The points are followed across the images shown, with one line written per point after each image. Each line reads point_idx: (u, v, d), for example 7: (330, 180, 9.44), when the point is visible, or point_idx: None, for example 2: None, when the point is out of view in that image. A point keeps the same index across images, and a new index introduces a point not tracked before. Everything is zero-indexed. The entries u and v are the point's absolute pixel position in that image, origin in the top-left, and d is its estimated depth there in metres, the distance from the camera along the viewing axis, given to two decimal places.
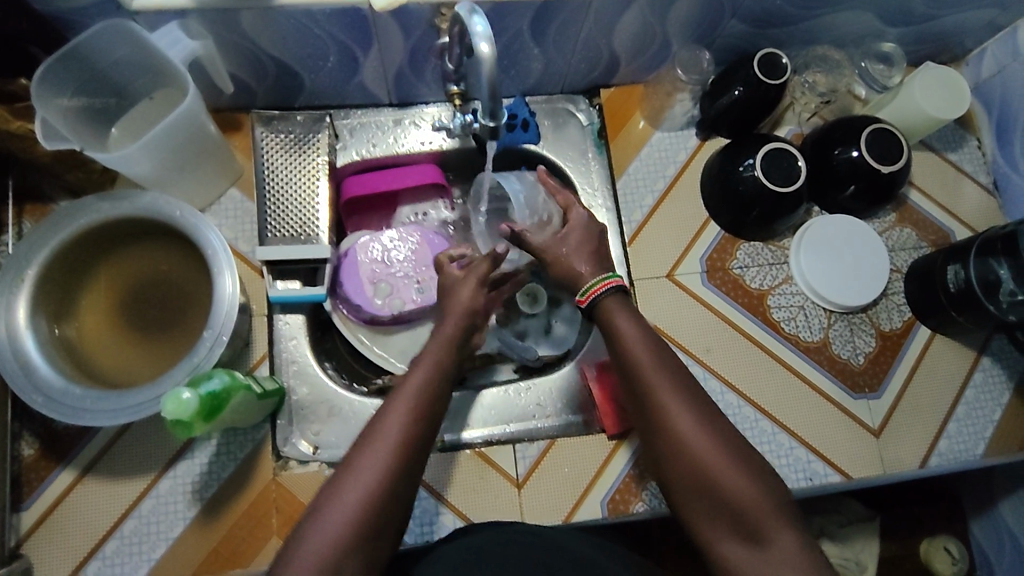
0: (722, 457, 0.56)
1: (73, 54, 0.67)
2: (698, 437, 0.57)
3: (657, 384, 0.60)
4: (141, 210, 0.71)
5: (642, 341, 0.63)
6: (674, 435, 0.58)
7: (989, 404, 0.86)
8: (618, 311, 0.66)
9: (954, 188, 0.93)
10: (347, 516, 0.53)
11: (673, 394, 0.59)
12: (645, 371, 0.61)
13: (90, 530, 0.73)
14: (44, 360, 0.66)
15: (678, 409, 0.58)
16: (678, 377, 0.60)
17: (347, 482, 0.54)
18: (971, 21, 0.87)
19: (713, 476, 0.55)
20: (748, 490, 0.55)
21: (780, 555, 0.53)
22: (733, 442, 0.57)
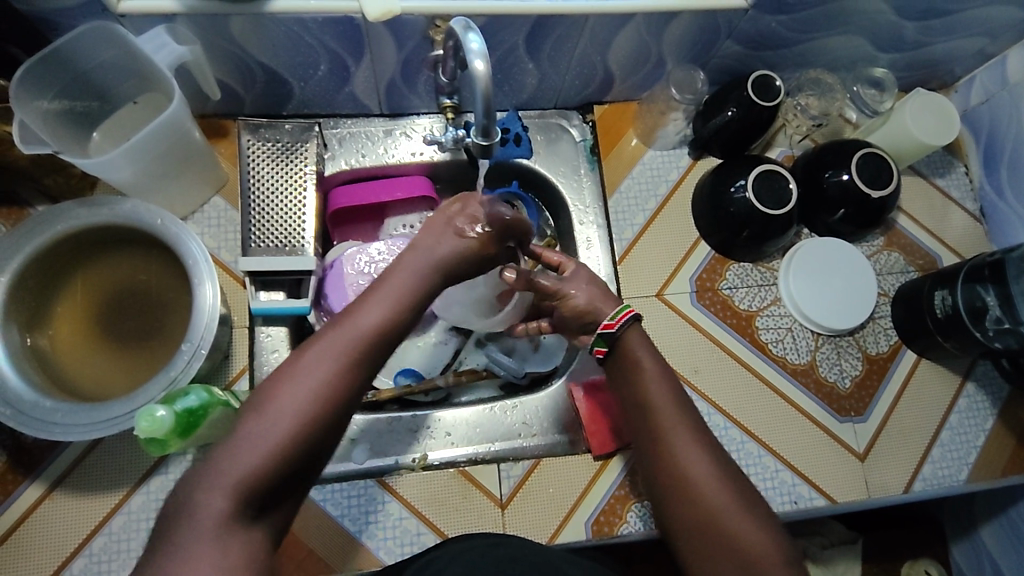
0: (731, 501, 0.56)
1: (55, 55, 0.65)
2: (709, 480, 0.57)
3: (667, 423, 0.60)
4: (121, 218, 0.69)
5: (659, 377, 0.63)
6: (683, 474, 0.58)
7: (973, 430, 0.86)
8: (639, 346, 0.66)
9: (942, 213, 0.94)
10: (269, 447, 0.48)
11: (690, 440, 0.59)
12: (658, 410, 0.61)
13: (57, 547, 0.71)
14: (15, 371, 0.64)
15: (689, 451, 0.58)
16: (695, 425, 0.60)
17: (276, 406, 0.49)
18: (960, 49, 0.88)
19: (724, 519, 0.55)
20: (755, 537, 0.55)
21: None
22: (741, 488, 0.57)
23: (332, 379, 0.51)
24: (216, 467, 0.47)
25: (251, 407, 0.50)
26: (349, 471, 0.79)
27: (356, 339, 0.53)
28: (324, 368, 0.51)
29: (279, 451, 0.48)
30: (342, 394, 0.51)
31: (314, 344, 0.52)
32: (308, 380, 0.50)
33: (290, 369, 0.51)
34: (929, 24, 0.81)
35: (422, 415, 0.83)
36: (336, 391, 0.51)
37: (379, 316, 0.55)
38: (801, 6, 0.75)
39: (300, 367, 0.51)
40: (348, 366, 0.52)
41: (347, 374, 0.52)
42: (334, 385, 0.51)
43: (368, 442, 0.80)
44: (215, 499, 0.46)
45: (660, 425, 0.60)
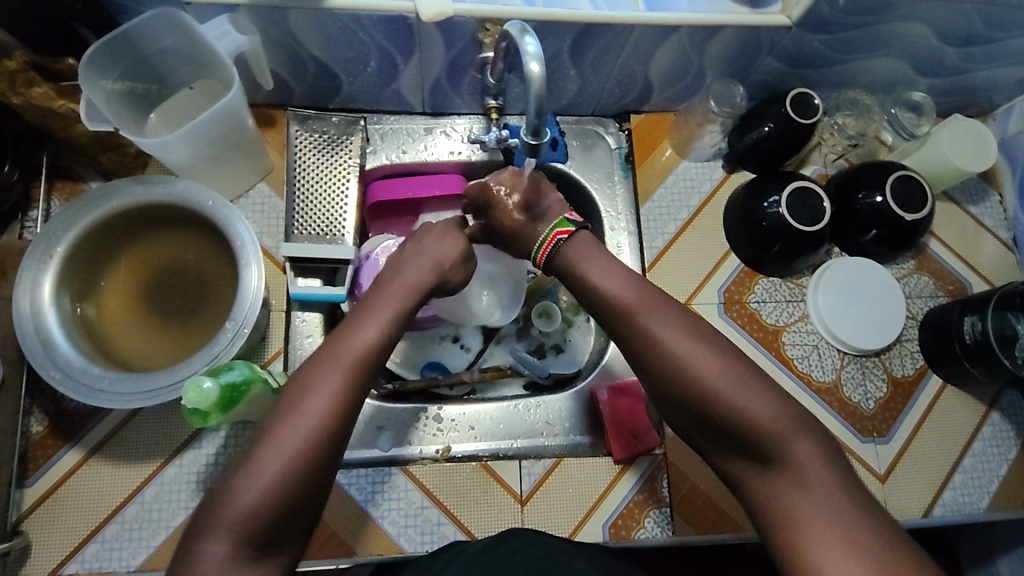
0: (726, 376, 0.56)
1: (123, 38, 0.68)
2: (701, 360, 0.57)
3: (646, 316, 0.61)
4: (173, 197, 0.71)
5: (624, 279, 0.64)
6: (674, 362, 0.58)
7: (996, 458, 0.86)
8: (585, 255, 0.68)
9: (974, 240, 0.94)
10: (274, 485, 0.50)
11: (665, 325, 0.60)
12: (631, 306, 0.62)
13: (91, 513, 0.73)
14: (65, 339, 0.66)
15: (672, 335, 0.59)
16: (668, 311, 0.61)
17: (273, 448, 0.51)
18: (1001, 77, 0.88)
19: (716, 396, 0.56)
20: (756, 407, 0.55)
21: (800, 463, 0.53)
22: (733, 361, 0.57)
23: (327, 414, 0.53)
24: (220, 509, 0.50)
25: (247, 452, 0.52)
26: (374, 458, 0.80)
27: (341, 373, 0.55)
28: (317, 403, 0.53)
29: (283, 487, 0.51)
30: (336, 427, 0.54)
31: (306, 382, 0.55)
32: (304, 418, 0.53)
33: (281, 411, 0.53)
34: (971, 51, 0.82)
35: (447, 408, 0.84)
36: (330, 426, 0.53)
37: (361, 349, 0.57)
38: (844, 26, 0.76)
39: (292, 407, 0.53)
40: (338, 399, 0.54)
41: (342, 402, 0.54)
42: (329, 419, 0.53)
43: (393, 430, 0.82)
44: (222, 539, 0.49)
45: (640, 321, 0.61)
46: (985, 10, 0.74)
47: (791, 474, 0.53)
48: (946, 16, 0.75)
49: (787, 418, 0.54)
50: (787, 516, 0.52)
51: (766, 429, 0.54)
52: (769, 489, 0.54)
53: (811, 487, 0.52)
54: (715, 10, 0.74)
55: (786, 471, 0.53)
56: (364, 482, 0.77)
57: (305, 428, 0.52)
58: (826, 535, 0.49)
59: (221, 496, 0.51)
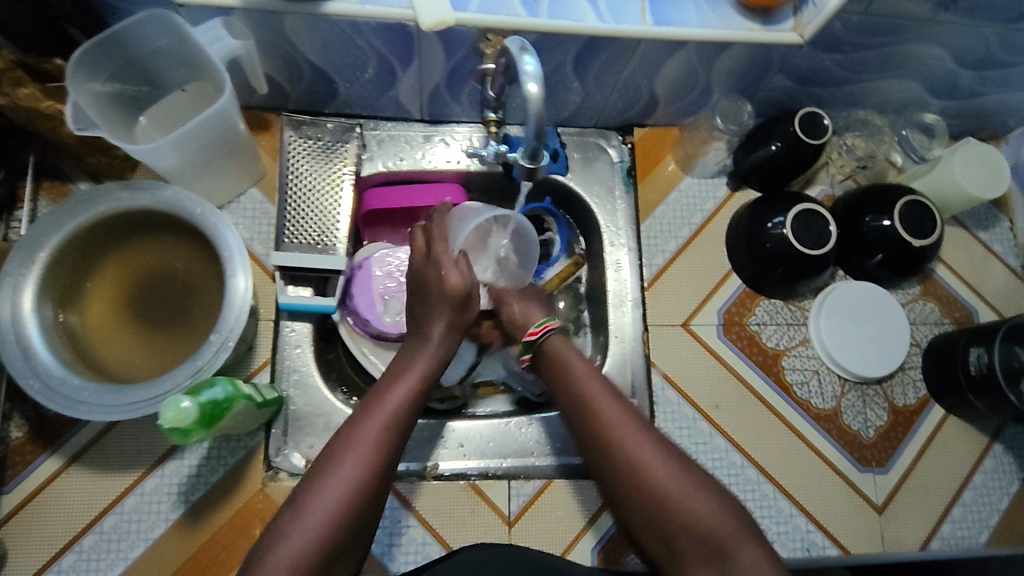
0: (682, 481, 0.56)
1: (113, 39, 0.66)
2: (661, 464, 0.57)
3: (609, 414, 0.61)
4: (162, 204, 0.70)
5: (593, 376, 0.64)
6: (635, 469, 0.58)
7: (997, 492, 0.84)
8: (562, 347, 0.68)
9: (982, 267, 0.91)
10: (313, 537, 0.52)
11: (627, 426, 0.60)
12: (597, 402, 0.62)
13: (69, 523, 0.71)
14: (45, 346, 0.65)
15: (634, 437, 0.59)
16: (630, 411, 0.62)
17: (315, 500, 0.53)
18: (1017, 101, 0.86)
19: (669, 500, 0.56)
20: (710, 514, 0.55)
21: (753, 573, 0.53)
22: (693, 468, 0.58)
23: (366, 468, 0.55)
24: (271, 550, 0.51)
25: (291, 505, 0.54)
26: None
27: (380, 431, 0.58)
28: (359, 458, 0.56)
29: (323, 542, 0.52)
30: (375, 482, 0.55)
31: (352, 432, 0.57)
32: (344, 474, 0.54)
33: (322, 467, 0.55)
34: (986, 74, 0.79)
35: (437, 423, 0.82)
36: (371, 480, 0.55)
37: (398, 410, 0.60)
38: (857, 46, 0.73)
39: (332, 462, 0.55)
40: (380, 454, 0.56)
41: (384, 454, 0.57)
42: (369, 474, 0.55)
43: None
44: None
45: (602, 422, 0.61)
46: (1003, 34, 0.72)
47: None
48: (963, 39, 0.73)
49: (744, 529, 0.55)
50: None
51: (723, 539, 0.54)
52: None
53: None
54: (724, 26, 0.72)
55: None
56: (384, 539, 0.75)
57: (347, 480, 0.54)
58: None
59: (266, 546, 0.52)
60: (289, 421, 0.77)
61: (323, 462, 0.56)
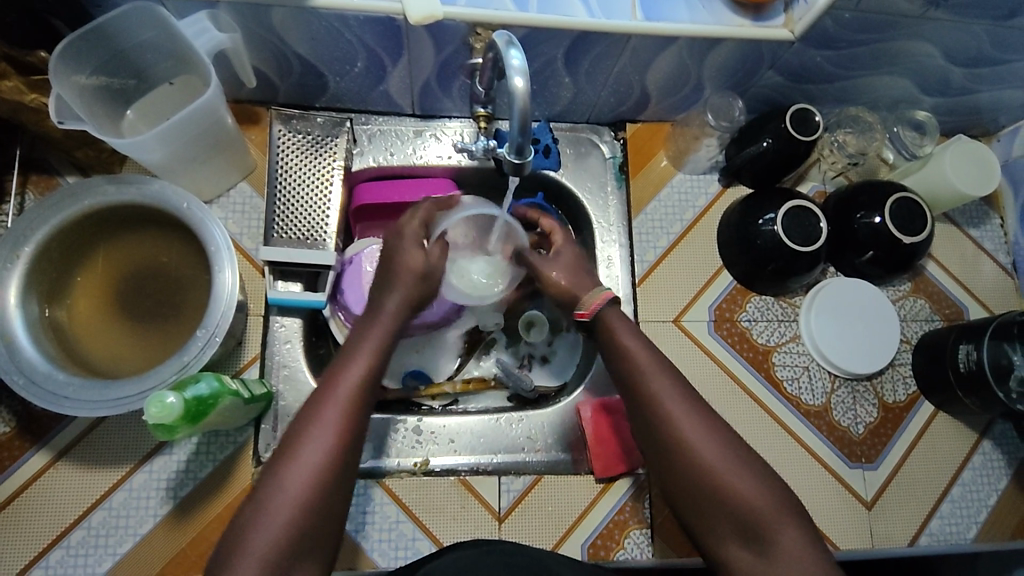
0: (734, 464, 0.56)
1: (98, 32, 0.65)
2: (707, 445, 0.57)
3: (658, 391, 0.60)
4: (149, 198, 0.69)
5: (645, 352, 0.63)
6: (683, 444, 0.58)
7: (986, 488, 0.84)
8: (616, 321, 0.66)
9: (973, 265, 0.92)
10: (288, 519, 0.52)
11: (677, 401, 0.59)
12: (646, 378, 0.61)
13: (56, 519, 0.71)
14: (30, 342, 0.64)
15: (682, 416, 0.59)
16: (681, 386, 0.61)
17: (285, 485, 0.53)
18: (1007, 98, 0.86)
19: (714, 475, 0.56)
20: (758, 497, 0.55)
21: (790, 555, 0.53)
22: (742, 451, 0.58)
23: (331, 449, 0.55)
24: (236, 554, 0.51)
25: (263, 488, 0.54)
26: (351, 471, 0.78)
27: (343, 408, 0.57)
28: (324, 437, 0.55)
29: (295, 524, 0.52)
30: (340, 462, 0.55)
31: (309, 422, 0.56)
32: (310, 456, 0.54)
33: (290, 449, 0.55)
34: (978, 71, 0.79)
35: (427, 420, 0.82)
36: (336, 460, 0.55)
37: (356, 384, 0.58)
38: (848, 43, 0.73)
39: (298, 446, 0.55)
40: (343, 433, 0.56)
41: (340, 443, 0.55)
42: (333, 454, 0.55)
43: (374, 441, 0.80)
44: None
45: (650, 400, 0.60)
46: (994, 32, 0.72)
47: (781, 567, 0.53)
48: (954, 36, 0.72)
49: (788, 512, 0.55)
50: None
51: (763, 522, 0.54)
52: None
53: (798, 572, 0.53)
54: (715, 21, 0.72)
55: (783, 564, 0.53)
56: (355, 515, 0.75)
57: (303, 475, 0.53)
58: None
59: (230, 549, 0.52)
60: (279, 416, 0.77)
61: (288, 444, 0.55)
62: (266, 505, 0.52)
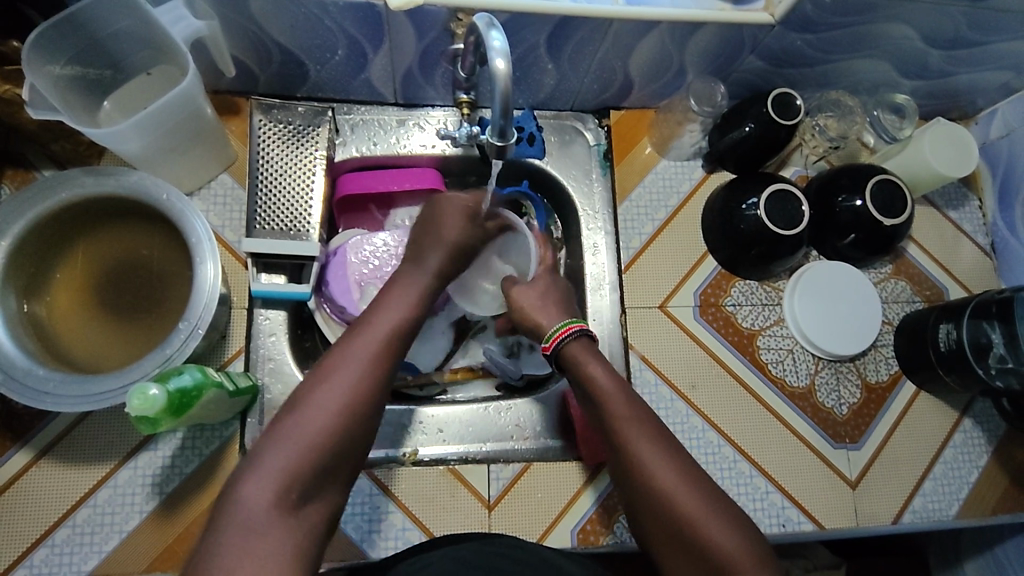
0: (704, 509, 0.56)
1: (72, 21, 0.64)
2: (680, 489, 0.57)
3: (629, 433, 0.61)
4: (127, 190, 0.68)
5: (616, 392, 0.64)
6: (655, 488, 0.57)
7: (967, 466, 0.86)
8: (588, 358, 0.68)
9: (952, 246, 0.93)
10: (317, 431, 0.54)
11: (650, 444, 0.59)
12: (619, 421, 0.62)
13: (40, 516, 0.70)
14: (9, 337, 0.63)
15: (654, 460, 0.58)
16: (654, 428, 0.61)
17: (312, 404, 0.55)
18: (984, 81, 0.87)
19: (688, 522, 0.55)
20: (726, 541, 0.54)
21: None
22: (715, 497, 0.57)
23: (363, 374, 0.58)
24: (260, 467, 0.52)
25: (293, 406, 0.56)
26: None
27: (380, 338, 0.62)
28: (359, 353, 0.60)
29: (320, 436, 0.54)
30: (370, 386, 0.58)
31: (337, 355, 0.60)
32: (341, 378, 0.57)
33: (318, 378, 0.57)
34: (955, 54, 0.80)
35: (416, 409, 0.82)
36: (366, 382, 0.58)
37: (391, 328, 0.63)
38: (827, 26, 0.74)
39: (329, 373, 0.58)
40: (374, 363, 0.59)
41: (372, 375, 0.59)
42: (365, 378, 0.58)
43: None
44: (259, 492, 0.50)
45: (623, 439, 0.61)
46: (971, 14, 0.72)
47: None
48: (932, 18, 0.73)
49: (758, 561, 0.54)
50: None
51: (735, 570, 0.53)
52: None
53: None
54: (696, 6, 0.72)
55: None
56: (364, 525, 0.75)
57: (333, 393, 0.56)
58: None
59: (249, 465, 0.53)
60: (265, 410, 0.77)
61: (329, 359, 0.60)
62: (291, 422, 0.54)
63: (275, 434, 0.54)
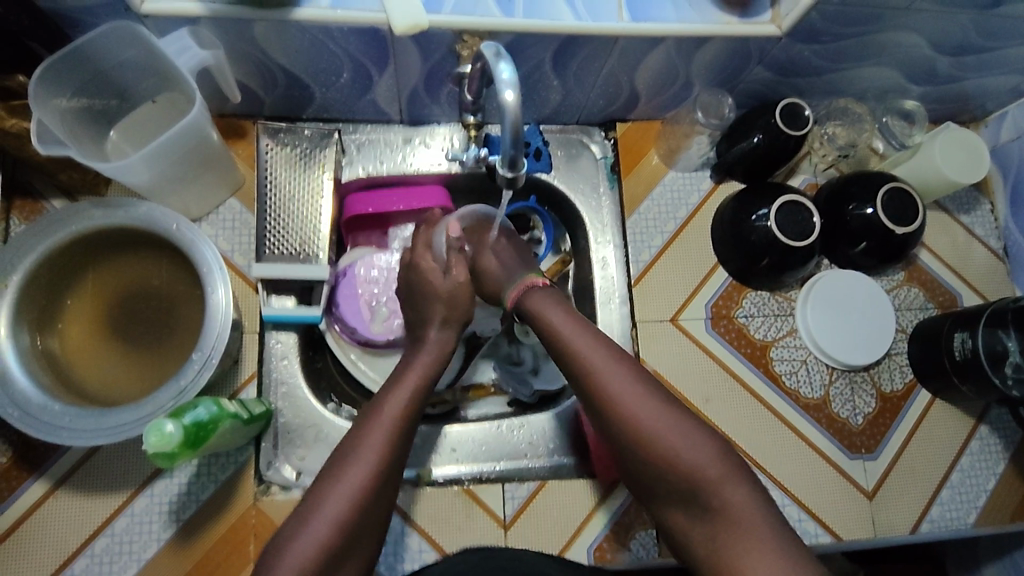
0: (660, 417, 0.58)
1: (78, 54, 0.64)
2: (634, 400, 0.59)
3: (602, 369, 0.61)
4: (137, 221, 0.68)
5: (567, 321, 0.65)
6: (611, 405, 0.60)
7: (984, 473, 0.85)
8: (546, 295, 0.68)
9: (965, 251, 0.92)
10: (332, 525, 0.54)
11: (603, 362, 0.61)
12: (574, 346, 0.63)
13: (58, 547, 0.70)
14: (22, 373, 0.63)
15: (629, 396, 0.59)
16: (607, 349, 0.63)
17: (330, 498, 0.55)
18: (994, 85, 0.86)
19: (645, 434, 0.58)
20: (702, 459, 0.57)
21: (732, 508, 0.55)
22: (671, 405, 0.59)
23: (378, 466, 0.57)
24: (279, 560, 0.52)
25: (310, 500, 0.56)
26: None
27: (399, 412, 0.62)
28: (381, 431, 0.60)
29: (338, 535, 0.54)
30: (382, 484, 0.57)
31: (360, 433, 0.60)
32: (367, 453, 0.58)
33: (332, 469, 0.57)
34: (965, 59, 0.79)
35: (430, 430, 0.82)
36: (379, 476, 0.57)
37: (399, 415, 0.62)
38: (835, 36, 0.73)
39: (345, 462, 0.57)
40: (389, 449, 0.59)
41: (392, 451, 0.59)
42: (376, 469, 0.57)
43: None
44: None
45: (586, 368, 0.62)
46: (980, 21, 0.72)
47: (722, 520, 0.56)
48: (940, 25, 0.72)
49: (724, 463, 0.57)
50: (722, 554, 0.55)
51: (700, 475, 0.56)
52: (704, 530, 0.57)
53: (734, 522, 0.55)
54: (702, 20, 0.71)
55: (721, 518, 0.56)
56: (387, 552, 0.74)
57: (358, 481, 0.56)
58: (753, 557, 0.53)
59: (274, 554, 0.54)
60: (278, 433, 0.77)
61: (350, 439, 0.60)
62: (313, 513, 0.55)
63: (295, 533, 0.54)
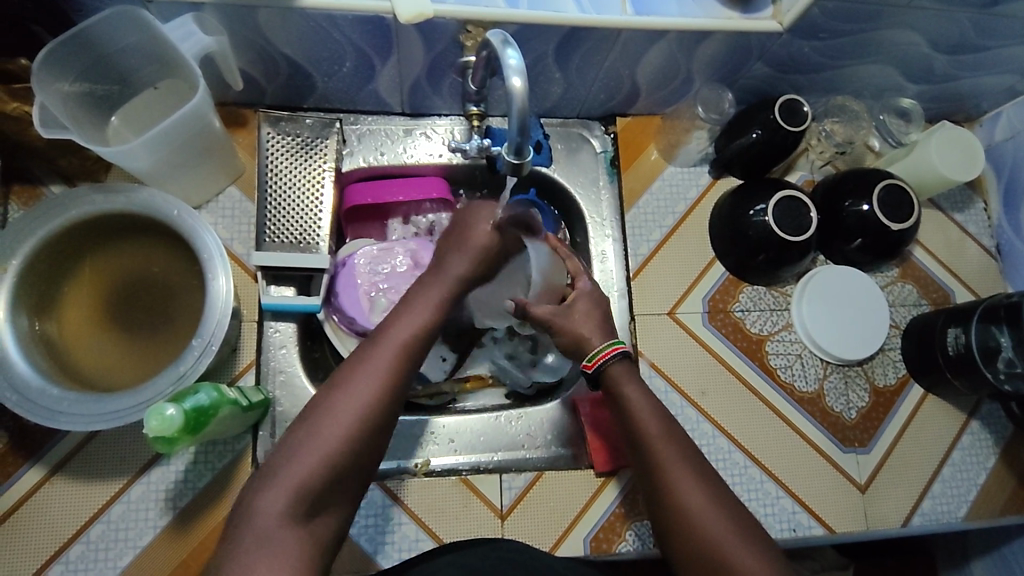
0: (729, 533, 0.56)
1: (81, 38, 0.64)
2: (707, 512, 0.57)
3: (675, 476, 0.59)
4: (137, 206, 0.68)
5: (651, 411, 0.64)
6: (682, 508, 0.58)
7: (975, 468, 0.86)
8: (627, 379, 0.67)
9: (958, 248, 0.93)
10: (315, 464, 0.53)
11: (680, 464, 0.60)
12: (654, 446, 0.62)
13: (53, 533, 0.70)
14: (21, 357, 0.63)
15: (694, 498, 0.58)
16: (687, 450, 0.62)
17: (325, 419, 0.55)
18: (989, 84, 0.88)
19: (712, 544, 0.56)
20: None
21: None
22: (738, 517, 0.58)
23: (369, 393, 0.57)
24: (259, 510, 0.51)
25: (298, 432, 0.55)
26: None
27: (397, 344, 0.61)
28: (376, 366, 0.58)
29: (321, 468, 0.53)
30: (375, 410, 0.57)
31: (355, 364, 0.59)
32: (360, 381, 0.57)
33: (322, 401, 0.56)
34: (961, 58, 0.80)
35: (427, 421, 0.83)
36: (376, 400, 0.57)
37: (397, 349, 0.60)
38: (835, 34, 0.74)
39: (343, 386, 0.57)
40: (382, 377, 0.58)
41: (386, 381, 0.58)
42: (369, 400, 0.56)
43: None
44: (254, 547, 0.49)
45: (659, 469, 0.60)
46: (977, 20, 0.72)
47: None
48: (938, 24, 0.73)
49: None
50: None
51: None
52: None
53: None
54: (704, 15, 0.72)
55: None
56: (366, 525, 0.75)
57: (349, 411, 0.56)
58: None
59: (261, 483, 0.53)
60: (277, 421, 0.77)
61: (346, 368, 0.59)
62: (301, 445, 0.54)
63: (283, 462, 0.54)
